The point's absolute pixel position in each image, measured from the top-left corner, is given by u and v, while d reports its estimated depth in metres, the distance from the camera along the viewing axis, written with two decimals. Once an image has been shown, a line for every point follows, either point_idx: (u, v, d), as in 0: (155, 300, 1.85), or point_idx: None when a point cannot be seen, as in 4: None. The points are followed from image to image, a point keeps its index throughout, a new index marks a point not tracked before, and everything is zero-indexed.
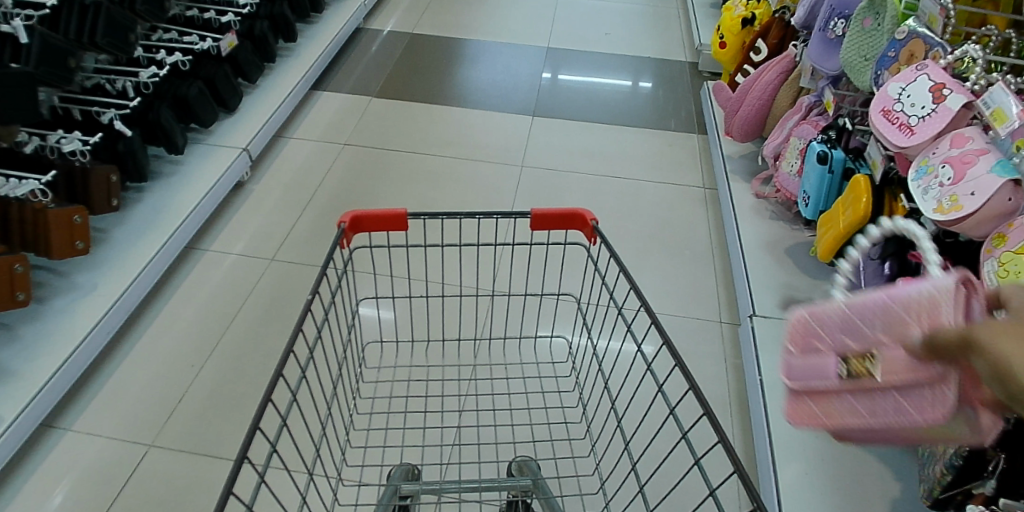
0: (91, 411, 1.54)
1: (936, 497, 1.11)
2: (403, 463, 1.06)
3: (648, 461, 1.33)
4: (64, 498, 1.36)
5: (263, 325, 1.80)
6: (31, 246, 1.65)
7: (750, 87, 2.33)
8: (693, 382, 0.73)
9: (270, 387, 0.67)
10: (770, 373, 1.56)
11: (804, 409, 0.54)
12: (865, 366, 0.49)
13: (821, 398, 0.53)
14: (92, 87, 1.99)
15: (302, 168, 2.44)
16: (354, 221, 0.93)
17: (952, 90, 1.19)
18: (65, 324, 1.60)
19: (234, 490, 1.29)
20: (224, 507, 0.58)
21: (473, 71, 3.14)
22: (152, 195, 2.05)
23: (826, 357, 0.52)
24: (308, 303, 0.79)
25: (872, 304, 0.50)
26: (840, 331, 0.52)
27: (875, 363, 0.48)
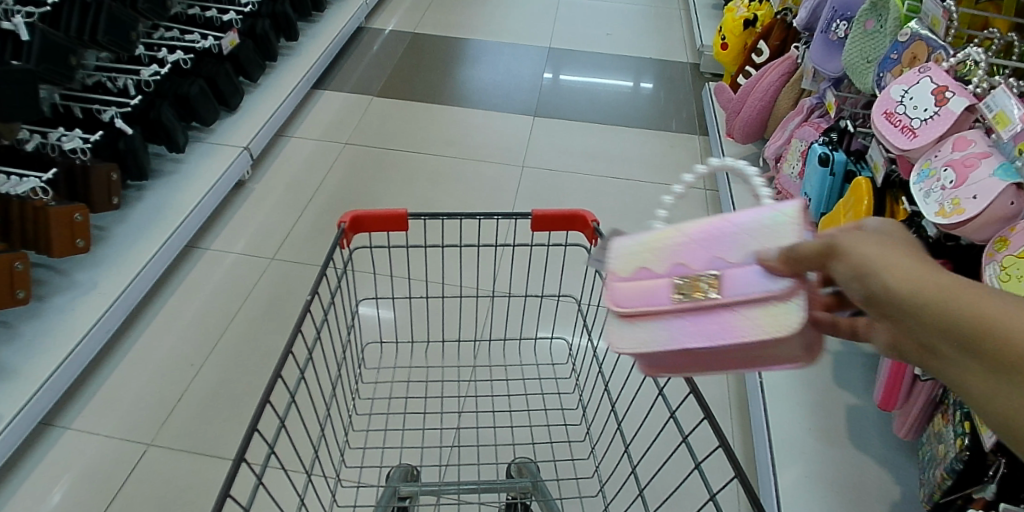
0: (90, 409, 1.54)
1: (936, 502, 1.11)
2: (402, 464, 1.05)
3: (648, 464, 1.33)
4: (63, 496, 1.36)
5: (263, 325, 1.79)
6: (31, 243, 1.65)
7: (751, 88, 2.32)
8: (694, 385, 0.72)
9: (268, 389, 0.66)
10: (770, 376, 1.56)
11: (628, 335, 0.58)
12: (702, 288, 0.54)
13: (646, 322, 0.57)
14: (93, 85, 1.99)
15: (303, 167, 2.44)
16: (354, 221, 0.93)
17: (954, 93, 1.19)
18: (65, 322, 1.59)
19: (233, 493, 1.28)
20: (221, 509, 0.58)
21: (474, 71, 3.14)
22: (153, 193, 2.05)
23: (659, 282, 0.57)
24: (307, 301, 0.78)
25: (706, 234, 0.56)
26: (671, 256, 0.57)
27: (708, 284, 0.54)
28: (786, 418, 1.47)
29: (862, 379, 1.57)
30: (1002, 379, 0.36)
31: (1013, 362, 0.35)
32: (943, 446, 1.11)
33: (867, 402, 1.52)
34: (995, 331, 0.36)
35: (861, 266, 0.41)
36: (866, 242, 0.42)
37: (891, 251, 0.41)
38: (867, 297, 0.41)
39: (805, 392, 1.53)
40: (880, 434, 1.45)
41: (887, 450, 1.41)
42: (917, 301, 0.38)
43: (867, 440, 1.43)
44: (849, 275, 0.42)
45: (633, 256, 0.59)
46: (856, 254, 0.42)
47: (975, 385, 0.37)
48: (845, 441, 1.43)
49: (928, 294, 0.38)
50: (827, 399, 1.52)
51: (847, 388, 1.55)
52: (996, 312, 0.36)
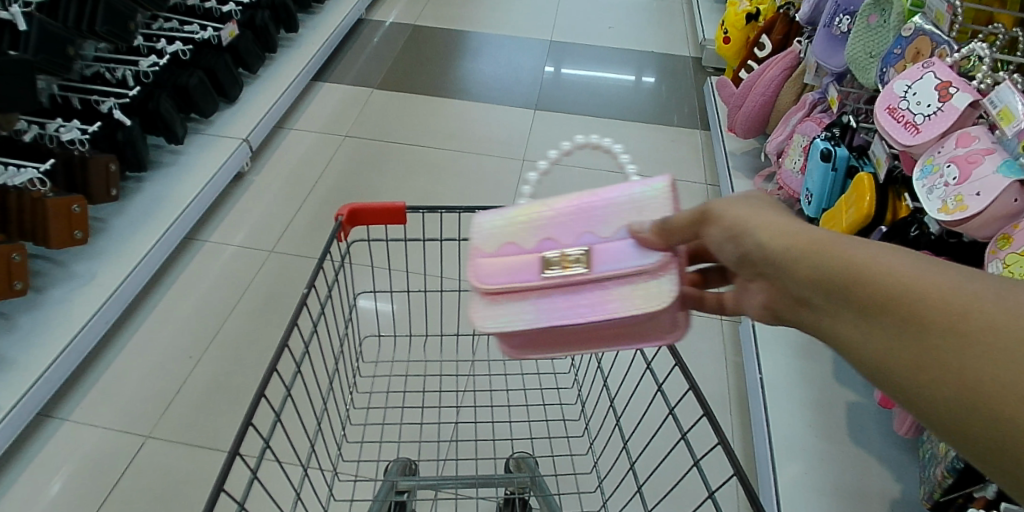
0: (88, 400, 1.54)
1: (937, 500, 1.11)
2: (400, 459, 1.05)
3: (647, 460, 1.33)
4: (62, 487, 1.36)
5: (262, 317, 1.79)
6: (29, 235, 1.64)
7: (753, 83, 2.31)
8: (693, 381, 0.72)
9: (264, 383, 0.66)
10: (770, 372, 1.55)
11: (497, 306, 0.70)
12: (571, 263, 0.69)
13: (515, 293, 0.70)
14: (92, 75, 1.97)
15: (303, 159, 2.42)
16: (352, 215, 0.92)
17: (958, 88, 1.18)
18: (63, 314, 1.59)
19: (227, 486, 1.27)
20: (215, 505, 0.58)
21: (475, 64, 3.12)
22: (152, 184, 2.04)
23: (528, 259, 0.71)
24: (305, 293, 0.78)
25: (577, 213, 0.71)
26: (541, 238, 0.72)
27: (572, 261, 0.69)
28: (786, 414, 1.46)
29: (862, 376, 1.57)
30: (861, 315, 0.43)
31: (868, 299, 0.43)
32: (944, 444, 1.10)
33: (867, 399, 1.52)
34: (850, 269, 0.44)
35: (739, 228, 0.53)
36: (741, 208, 0.55)
37: (766, 216, 0.52)
38: (750, 256, 0.52)
39: (805, 388, 1.53)
40: (880, 431, 1.44)
41: (886, 447, 1.41)
42: (786, 252, 0.49)
43: (866, 437, 1.43)
44: (727, 235, 0.55)
45: (504, 234, 0.73)
46: (732, 217, 0.54)
47: (847, 326, 0.44)
48: (845, 438, 1.43)
49: (796, 248, 0.48)
50: (826, 395, 1.51)
51: (847, 385, 1.54)
52: (852, 255, 0.45)
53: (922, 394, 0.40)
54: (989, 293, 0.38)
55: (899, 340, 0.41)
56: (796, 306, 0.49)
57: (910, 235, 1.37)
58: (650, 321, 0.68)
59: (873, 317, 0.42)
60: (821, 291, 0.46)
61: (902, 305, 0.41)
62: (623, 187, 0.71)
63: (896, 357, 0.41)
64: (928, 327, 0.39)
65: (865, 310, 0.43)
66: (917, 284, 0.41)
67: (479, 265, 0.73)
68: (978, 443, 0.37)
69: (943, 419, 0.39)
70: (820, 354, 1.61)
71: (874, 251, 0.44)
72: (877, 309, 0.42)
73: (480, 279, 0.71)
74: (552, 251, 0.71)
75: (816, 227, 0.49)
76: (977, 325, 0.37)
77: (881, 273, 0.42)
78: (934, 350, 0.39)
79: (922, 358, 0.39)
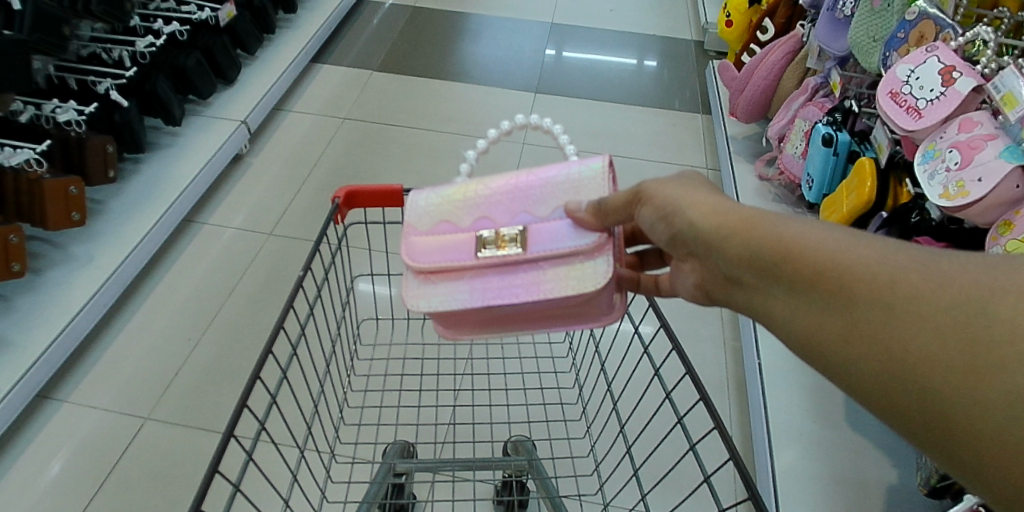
0: (87, 382, 1.54)
1: (933, 486, 1.11)
2: (398, 442, 1.05)
3: (644, 443, 1.34)
4: (63, 467, 1.37)
5: (260, 300, 1.79)
6: (26, 216, 1.63)
7: (755, 66, 2.29)
8: (690, 366, 0.71)
9: (259, 364, 0.66)
10: (769, 357, 1.55)
11: (432, 283, 0.72)
12: (506, 242, 0.71)
13: (450, 270, 0.72)
14: (88, 56, 1.95)
15: (302, 142, 2.41)
16: (349, 197, 0.91)
17: (962, 73, 1.17)
18: (61, 296, 1.59)
19: (221, 468, 1.28)
20: (209, 487, 0.58)
21: (475, 47, 3.09)
22: (150, 166, 2.03)
23: (464, 238, 0.73)
24: (300, 276, 0.77)
25: (514, 193, 0.75)
26: (477, 216, 0.75)
27: (508, 240, 0.71)
28: (783, 399, 1.47)
29: None
30: (788, 290, 0.49)
31: (797, 276, 0.48)
32: None
33: None
34: (777, 249, 0.50)
35: (672, 210, 0.59)
36: (673, 189, 0.60)
37: (698, 197, 0.58)
38: (685, 236, 0.58)
39: (803, 373, 1.53)
40: (877, 417, 1.45)
41: (883, 432, 1.42)
42: (718, 234, 0.54)
43: (863, 423, 1.44)
44: (659, 216, 0.61)
45: (441, 212, 0.76)
46: (662, 198, 0.60)
47: (774, 300, 0.50)
48: (843, 423, 1.43)
49: (727, 230, 0.54)
50: (823, 380, 1.52)
51: None
52: (779, 236, 0.50)
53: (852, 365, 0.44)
54: (907, 265, 0.44)
55: (818, 311, 0.46)
56: (730, 281, 0.55)
57: (911, 221, 1.37)
58: (590, 301, 0.72)
59: (794, 291, 0.48)
60: (750, 269, 0.52)
61: (831, 281, 0.46)
62: (561, 167, 0.75)
63: (816, 328, 0.46)
64: (844, 297, 0.45)
65: (789, 285, 0.48)
66: (836, 260, 0.46)
67: (413, 243, 0.75)
68: (903, 404, 0.41)
69: (857, 382, 0.44)
70: None
71: (798, 231, 0.50)
72: (807, 287, 0.47)
73: (413, 257, 0.73)
74: (488, 230, 0.73)
75: (742, 207, 0.55)
76: (892, 297, 0.43)
77: (811, 252, 0.48)
78: (862, 324, 0.44)
79: (840, 326, 0.45)
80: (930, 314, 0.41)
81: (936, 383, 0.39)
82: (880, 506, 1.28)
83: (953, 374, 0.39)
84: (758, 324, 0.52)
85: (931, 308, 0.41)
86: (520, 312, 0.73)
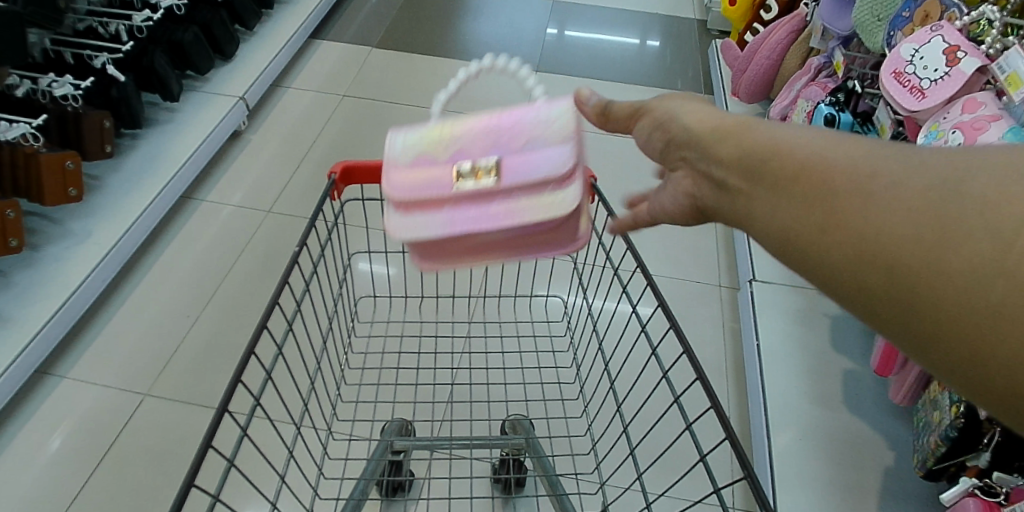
0: (86, 358, 1.55)
1: (929, 468, 1.11)
2: (396, 419, 1.06)
3: (640, 423, 1.34)
4: (64, 442, 1.38)
5: (259, 278, 1.78)
6: (23, 191, 1.62)
7: (759, 46, 2.26)
8: (686, 346, 0.71)
9: (253, 340, 0.65)
10: (767, 339, 1.56)
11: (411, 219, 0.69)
12: (483, 174, 0.69)
13: (429, 206, 0.70)
14: (84, 29, 1.92)
15: (301, 119, 2.39)
16: (345, 173, 0.90)
17: (967, 53, 1.15)
18: (59, 272, 1.58)
19: (215, 443, 1.30)
20: (203, 461, 0.57)
21: (476, 24, 3.05)
22: (147, 142, 2.01)
23: (441, 172, 0.70)
24: (296, 251, 0.77)
25: (491, 125, 0.71)
26: (453, 150, 0.71)
27: (486, 173, 0.69)
28: (781, 381, 1.47)
29: (858, 344, 1.57)
30: (770, 187, 0.48)
31: (780, 173, 0.47)
32: (938, 413, 1.10)
33: (863, 367, 1.52)
34: (765, 148, 0.49)
35: (670, 121, 0.59)
36: (673, 102, 0.61)
37: (698, 108, 0.58)
38: (681, 145, 0.58)
39: (802, 355, 1.53)
40: (875, 399, 1.46)
41: (881, 414, 1.43)
42: (713, 139, 0.54)
43: (861, 405, 1.44)
44: (658, 127, 0.61)
45: (416, 146, 0.71)
46: (664, 111, 0.61)
47: (756, 199, 0.49)
48: (840, 405, 1.44)
49: (719, 136, 0.53)
50: (822, 362, 1.52)
51: (844, 353, 1.55)
52: (768, 137, 0.49)
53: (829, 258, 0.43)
54: (891, 158, 0.42)
55: (798, 205, 0.45)
56: (715, 189, 0.54)
57: None
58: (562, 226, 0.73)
59: (777, 188, 0.47)
60: (737, 171, 0.51)
61: (812, 175, 0.45)
62: (534, 105, 0.72)
63: (796, 221, 0.45)
64: (824, 190, 0.44)
65: (773, 183, 0.47)
66: (820, 154, 0.45)
67: (390, 178, 0.70)
68: (878, 290, 0.40)
69: (834, 278, 0.43)
70: (818, 322, 1.61)
71: (786, 132, 0.49)
72: (789, 185, 0.46)
73: (391, 191, 0.70)
74: (465, 164, 0.70)
75: (734, 115, 0.54)
76: (880, 190, 0.41)
77: (797, 150, 0.47)
78: (838, 213, 0.42)
79: (818, 217, 0.44)
80: (909, 200, 0.40)
81: (915, 269, 0.39)
82: (876, 487, 1.29)
83: (929, 255, 0.38)
84: (739, 229, 0.51)
85: (911, 192, 0.40)
86: (498, 242, 0.72)
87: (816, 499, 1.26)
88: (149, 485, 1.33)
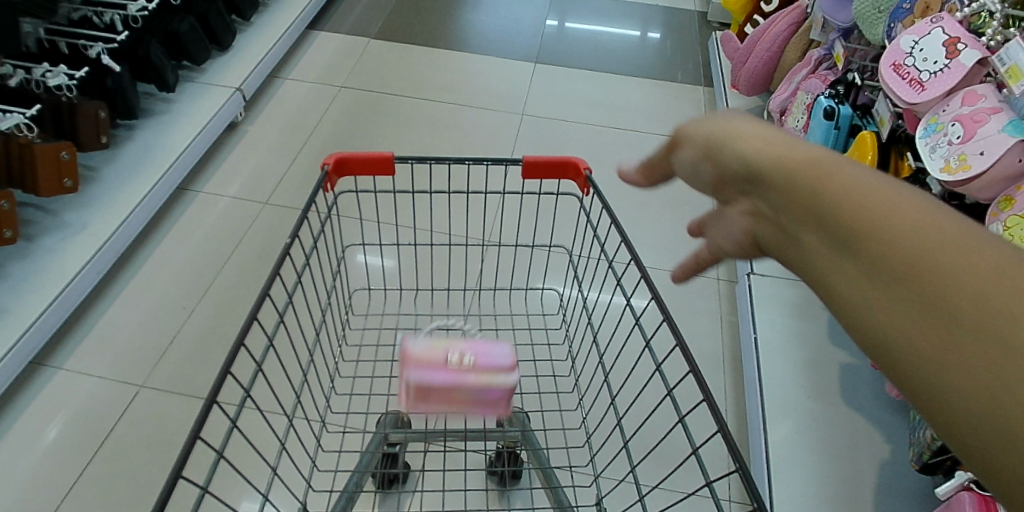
0: (81, 350, 1.54)
1: (925, 462, 1.12)
2: (391, 412, 1.05)
3: (635, 415, 1.34)
4: (59, 433, 1.37)
5: (255, 270, 1.78)
6: (17, 182, 1.61)
7: (759, 38, 2.25)
8: (679, 338, 0.70)
9: (243, 331, 0.65)
10: (765, 332, 1.55)
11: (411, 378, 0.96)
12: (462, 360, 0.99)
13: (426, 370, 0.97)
14: (79, 19, 1.90)
15: (298, 110, 2.37)
16: (339, 164, 0.89)
17: (967, 45, 1.14)
18: (54, 263, 1.57)
19: (203, 436, 1.31)
20: (192, 453, 0.57)
21: (475, 15, 3.03)
22: (143, 133, 1.99)
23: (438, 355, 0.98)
24: (289, 241, 0.76)
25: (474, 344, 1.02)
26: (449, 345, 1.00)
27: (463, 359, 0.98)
28: (779, 374, 1.47)
29: None
30: (861, 263, 0.36)
31: (876, 248, 0.35)
32: None
33: (860, 361, 1.52)
34: (855, 209, 0.37)
35: (721, 145, 0.47)
36: (727, 121, 0.48)
37: (754, 128, 0.46)
38: (730, 173, 0.46)
39: (799, 349, 1.53)
40: (872, 393, 1.46)
41: (877, 409, 1.43)
42: (778, 169, 0.42)
43: (858, 399, 1.44)
44: (703, 152, 0.49)
45: (426, 340, 1.00)
46: (719, 130, 0.48)
47: (837, 273, 0.37)
48: (837, 399, 1.44)
49: (794, 177, 0.40)
50: (819, 356, 1.52)
51: (841, 346, 1.55)
52: (852, 179, 0.38)
53: (928, 377, 0.32)
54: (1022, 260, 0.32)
55: (873, 278, 0.35)
56: (776, 232, 0.42)
57: None
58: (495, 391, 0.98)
59: (846, 242, 0.37)
60: (802, 217, 0.39)
61: (916, 261, 0.33)
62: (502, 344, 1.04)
63: (895, 319, 0.33)
64: (912, 264, 0.34)
65: (853, 241, 0.36)
66: (933, 236, 0.34)
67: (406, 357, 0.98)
68: (991, 436, 0.30)
69: (936, 405, 0.32)
70: (816, 316, 1.61)
71: (882, 188, 0.37)
72: (890, 267, 0.34)
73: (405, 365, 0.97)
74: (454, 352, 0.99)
75: (811, 149, 0.42)
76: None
77: (899, 221, 0.35)
78: (956, 324, 0.31)
79: (925, 325, 0.32)
80: None
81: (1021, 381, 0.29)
82: (872, 481, 1.29)
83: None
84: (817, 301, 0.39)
85: None
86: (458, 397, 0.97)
87: (811, 493, 1.26)
88: (145, 477, 1.32)
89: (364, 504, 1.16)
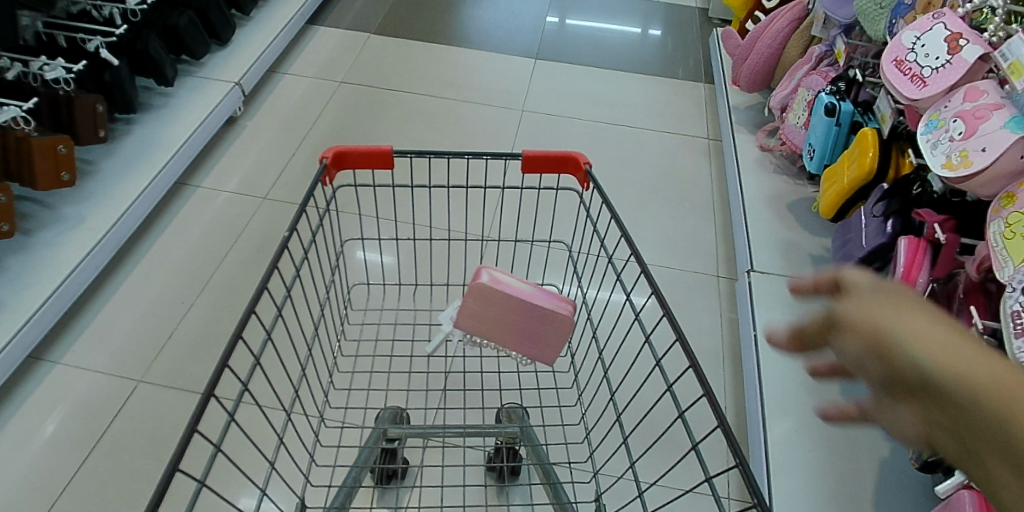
0: (80, 344, 1.54)
1: (925, 459, 1.12)
2: (389, 407, 1.05)
3: (634, 412, 1.34)
4: (57, 427, 1.37)
5: (254, 265, 1.77)
6: (15, 175, 1.60)
7: (760, 34, 2.24)
8: (679, 334, 0.70)
9: (241, 325, 0.64)
10: (765, 329, 1.55)
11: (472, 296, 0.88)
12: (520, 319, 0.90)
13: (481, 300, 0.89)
14: (77, 13, 1.89)
15: (298, 105, 2.36)
16: (338, 158, 0.89)
17: (968, 40, 1.13)
18: (51, 257, 1.57)
19: (200, 428, 1.32)
20: (188, 446, 0.57)
21: (476, 11, 3.02)
22: (142, 127, 1.99)
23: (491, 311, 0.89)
24: (288, 235, 0.75)
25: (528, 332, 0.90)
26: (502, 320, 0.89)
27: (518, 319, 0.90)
28: (778, 371, 1.47)
29: None
30: None
31: None
32: None
33: None
34: None
35: (890, 347, 0.43)
36: (891, 315, 0.43)
37: (925, 328, 0.42)
38: (902, 379, 0.42)
39: None
40: None
41: None
42: (967, 394, 0.39)
43: (857, 397, 1.44)
44: (863, 346, 0.44)
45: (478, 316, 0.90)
46: (882, 327, 0.43)
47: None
48: (837, 396, 1.44)
49: (994, 413, 0.39)
50: None
51: None
52: None
53: None
54: None
55: None
56: (955, 444, 0.41)
57: (911, 193, 1.34)
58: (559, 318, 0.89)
59: None
60: (998, 452, 0.39)
61: None
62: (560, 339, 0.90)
63: None
64: None
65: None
66: None
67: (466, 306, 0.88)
68: None
69: None
70: None
71: None
72: None
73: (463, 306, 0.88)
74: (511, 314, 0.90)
75: (1005, 369, 0.40)
76: None
77: None
78: None
79: None
80: None
81: None
82: (872, 479, 1.29)
83: None
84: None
85: None
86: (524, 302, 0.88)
87: (811, 489, 1.26)
88: (144, 472, 1.32)
89: (363, 499, 1.15)
